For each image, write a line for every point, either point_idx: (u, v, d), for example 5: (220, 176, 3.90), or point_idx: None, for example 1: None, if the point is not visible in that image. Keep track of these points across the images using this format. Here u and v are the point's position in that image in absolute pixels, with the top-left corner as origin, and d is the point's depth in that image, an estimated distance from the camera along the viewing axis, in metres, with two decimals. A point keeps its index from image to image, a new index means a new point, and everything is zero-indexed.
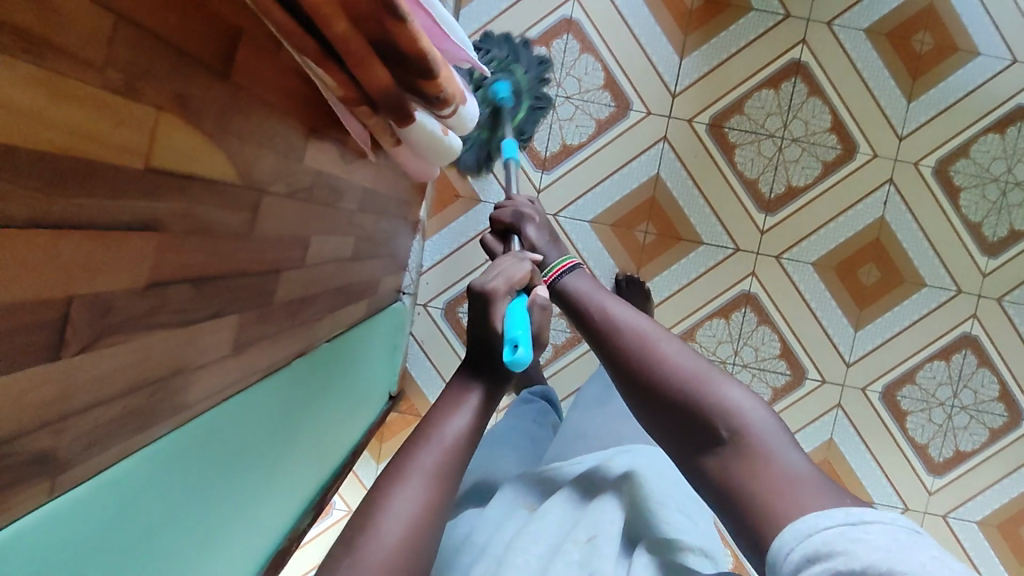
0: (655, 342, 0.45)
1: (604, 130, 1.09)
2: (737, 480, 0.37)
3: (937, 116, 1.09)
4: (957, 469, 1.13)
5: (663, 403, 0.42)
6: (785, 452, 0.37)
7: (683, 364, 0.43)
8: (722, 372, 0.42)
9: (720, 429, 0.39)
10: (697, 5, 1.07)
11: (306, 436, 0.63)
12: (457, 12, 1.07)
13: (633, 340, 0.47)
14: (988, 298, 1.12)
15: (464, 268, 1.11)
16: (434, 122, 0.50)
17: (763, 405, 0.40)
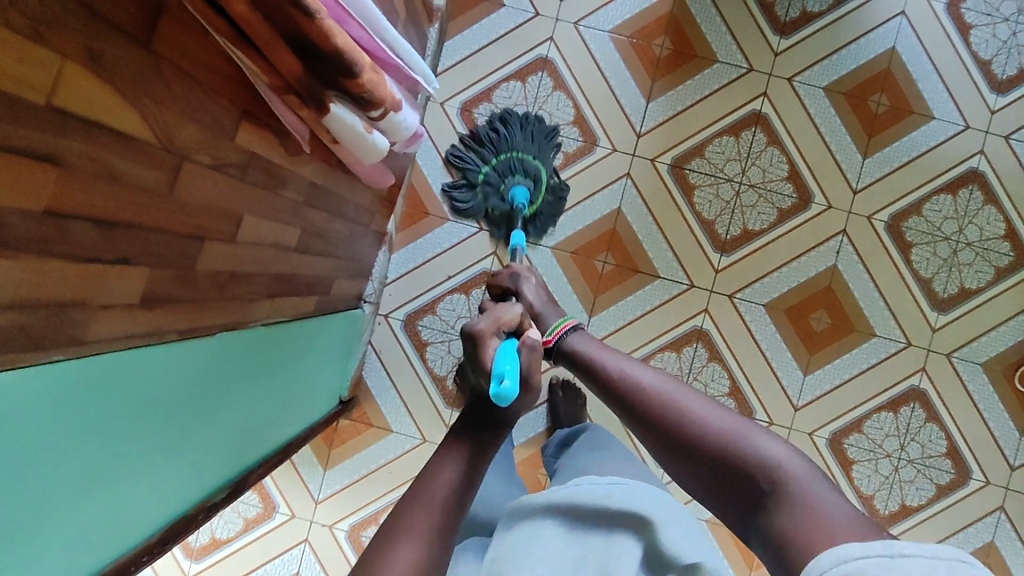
0: (686, 406, 0.55)
1: (571, 162, 1.14)
2: (784, 522, 0.45)
3: (890, 173, 1.14)
4: (903, 523, 1.13)
5: (707, 460, 0.51)
6: (819, 489, 0.46)
7: (715, 424, 0.53)
8: (749, 425, 0.52)
9: (764, 482, 0.48)
10: (665, 54, 1.14)
11: (231, 413, 0.66)
12: (441, 43, 1.14)
13: (665, 406, 0.56)
14: (937, 353, 1.13)
15: (427, 283, 1.15)
16: (360, 121, 0.55)
17: (795, 452, 0.49)
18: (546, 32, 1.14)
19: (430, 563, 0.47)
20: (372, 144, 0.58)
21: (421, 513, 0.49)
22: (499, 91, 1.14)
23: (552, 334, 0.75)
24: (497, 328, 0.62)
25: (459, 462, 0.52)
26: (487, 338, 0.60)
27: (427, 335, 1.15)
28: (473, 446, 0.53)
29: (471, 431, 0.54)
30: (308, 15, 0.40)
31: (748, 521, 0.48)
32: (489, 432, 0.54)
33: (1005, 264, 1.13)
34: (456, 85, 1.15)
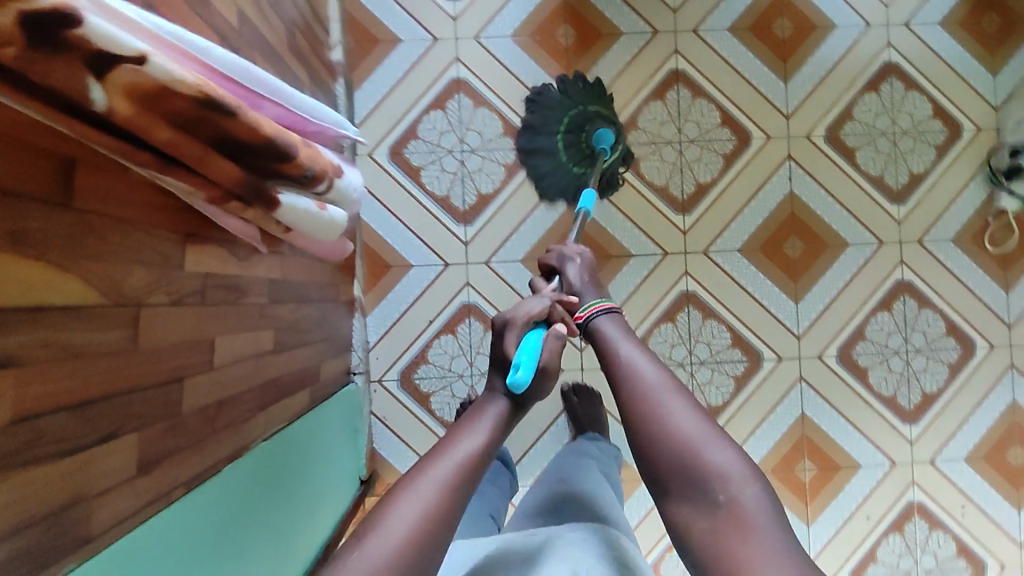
0: (669, 407, 0.57)
1: (514, 173, 1.13)
2: (724, 541, 0.50)
3: (814, 89, 1.16)
4: (930, 411, 1.15)
5: (673, 459, 0.55)
6: (767, 522, 0.50)
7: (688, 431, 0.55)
8: (714, 436, 0.55)
9: (721, 498, 0.52)
10: (571, 41, 1.14)
11: (263, 547, 0.61)
12: (350, 96, 1.11)
13: (646, 401, 0.58)
14: (910, 243, 1.16)
15: (410, 335, 1.11)
16: (310, 200, 0.51)
17: (754, 479, 0.53)
18: (450, 55, 1.13)
19: (443, 517, 0.48)
20: (331, 221, 0.54)
21: (437, 469, 0.50)
22: (422, 124, 1.12)
23: (583, 310, 0.73)
24: (526, 318, 0.65)
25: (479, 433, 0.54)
26: (515, 330, 0.64)
27: (426, 386, 1.12)
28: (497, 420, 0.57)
29: (500, 403, 0.59)
30: (226, 114, 0.38)
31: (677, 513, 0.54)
32: (510, 409, 0.59)
33: (942, 141, 1.17)
34: (378, 132, 1.12)
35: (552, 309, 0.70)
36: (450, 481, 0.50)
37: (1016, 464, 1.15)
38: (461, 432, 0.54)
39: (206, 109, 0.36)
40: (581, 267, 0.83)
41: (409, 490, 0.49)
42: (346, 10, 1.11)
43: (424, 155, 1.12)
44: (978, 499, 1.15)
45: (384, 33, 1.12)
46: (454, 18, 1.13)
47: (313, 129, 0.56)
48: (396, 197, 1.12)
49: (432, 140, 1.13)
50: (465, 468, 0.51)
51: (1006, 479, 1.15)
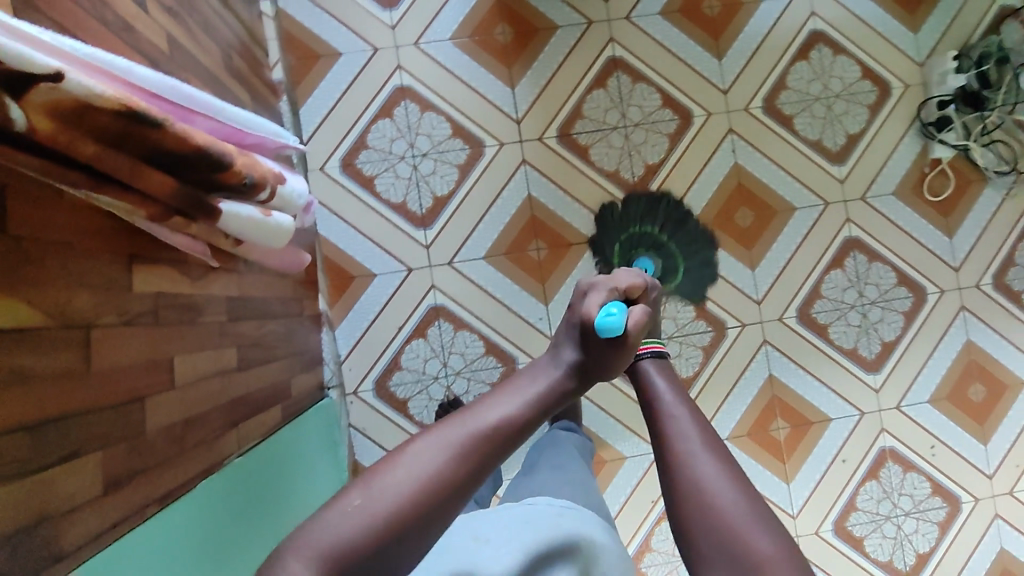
0: (722, 500, 0.43)
1: (467, 173, 1.15)
2: None
3: (747, 63, 1.20)
4: (891, 359, 1.19)
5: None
6: None
7: (744, 519, 0.41)
8: (779, 536, 0.41)
9: None
10: (509, 39, 1.16)
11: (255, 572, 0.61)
12: (296, 113, 1.12)
13: (686, 474, 0.44)
14: (854, 200, 1.20)
15: (380, 343, 1.12)
16: (254, 207, 0.53)
17: None
18: (391, 63, 1.14)
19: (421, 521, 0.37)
20: (279, 226, 0.55)
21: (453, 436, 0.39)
22: (372, 134, 1.13)
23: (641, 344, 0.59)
24: (616, 287, 0.54)
25: (516, 403, 0.42)
26: (606, 292, 0.52)
27: (402, 392, 1.13)
28: (558, 386, 0.45)
29: (564, 366, 0.47)
30: (151, 125, 0.39)
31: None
32: (577, 372, 0.47)
33: (874, 100, 1.21)
34: (328, 146, 1.13)
35: (643, 294, 0.57)
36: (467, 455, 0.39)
37: (978, 400, 1.20)
38: (512, 382, 0.45)
39: (129, 121, 0.38)
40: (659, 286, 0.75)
41: (409, 462, 0.38)
42: (283, 28, 1.12)
43: (376, 163, 1.13)
44: (945, 438, 1.19)
45: (324, 47, 1.13)
46: (392, 26, 1.14)
47: (249, 139, 0.58)
48: (353, 209, 1.12)
49: (383, 149, 1.14)
50: (490, 441, 0.40)
51: (969, 415, 1.20)
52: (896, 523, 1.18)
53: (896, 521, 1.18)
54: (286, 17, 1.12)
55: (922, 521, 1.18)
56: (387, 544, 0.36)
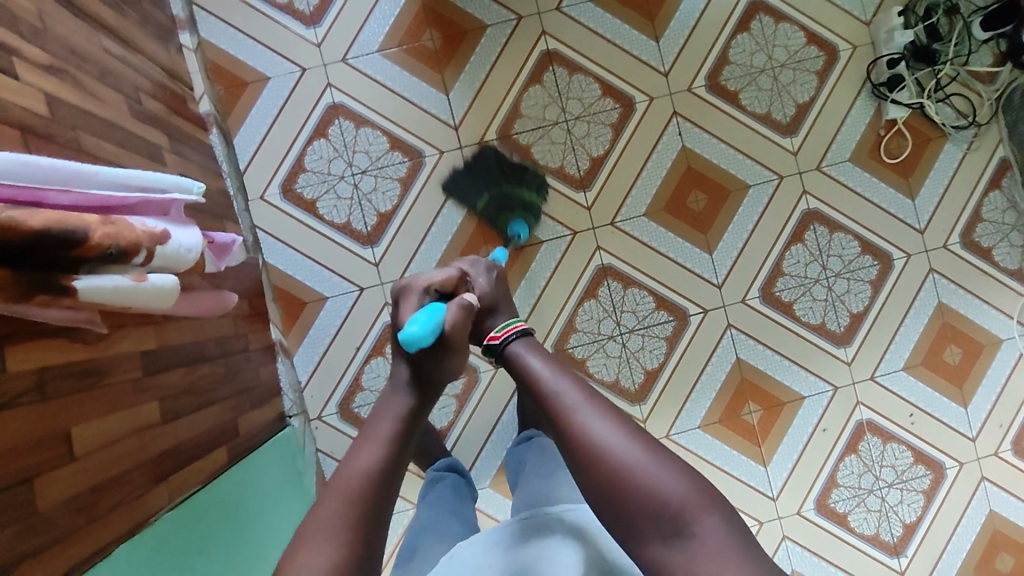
0: (589, 426, 0.53)
1: (409, 186, 1.12)
2: (675, 566, 0.47)
3: (686, 41, 1.16)
4: (861, 331, 1.17)
5: (606, 481, 0.50)
6: (736, 544, 0.47)
7: (634, 456, 0.50)
8: (662, 457, 0.50)
9: (680, 525, 0.48)
10: (439, 45, 1.13)
11: None
12: (229, 144, 1.09)
13: (579, 434, 0.53)
14: (809, 171, 1.17)
15: (341, 363, 1.11)
16: (126, 274, 0.50)
17: (706, 500, 0.49)
18: (321, 82, 1.11)
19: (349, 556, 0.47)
20: (158, 289, 0.53)
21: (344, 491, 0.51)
22: (308, 156, 1.11)
23: (497, 332, 0.68)
24: (429, 286, 0.72)
25: (379, 447, 0.56)
26: (415, 296, 0.70)
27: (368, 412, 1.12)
28: (406, 410, 0.60)
29: (405, 391, 0.62)
30: None
31: (646, 549, 0.49)
32: (418, 399, 0.62)
33: (821, 66, 1.17)
34: (266, 173, 1.10)
35: (462, 282, 0.74)
36: (363, 495, 0.51)
37: (954, 362, 1.18)
38: (366, 433, 0.58)
39: None
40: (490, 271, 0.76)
41: (324, 519, 0.49)
42: (206, 59, 1.09)
43: (317, 186, 1.11)
44: (923, 405, 1.17)
45: (251, 73, 1.11)
46: (318, 44, 1.11)
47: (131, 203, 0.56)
48: (297, 234, 1.10)
49: (321, 170, 1.11)
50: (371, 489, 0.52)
51: (945, 379, 1.18)
52: (879, 495, 1.16)
53: (879, 493, 1.16)
54: (209, 47, 1.10)
55: (906, 491, 1.16)
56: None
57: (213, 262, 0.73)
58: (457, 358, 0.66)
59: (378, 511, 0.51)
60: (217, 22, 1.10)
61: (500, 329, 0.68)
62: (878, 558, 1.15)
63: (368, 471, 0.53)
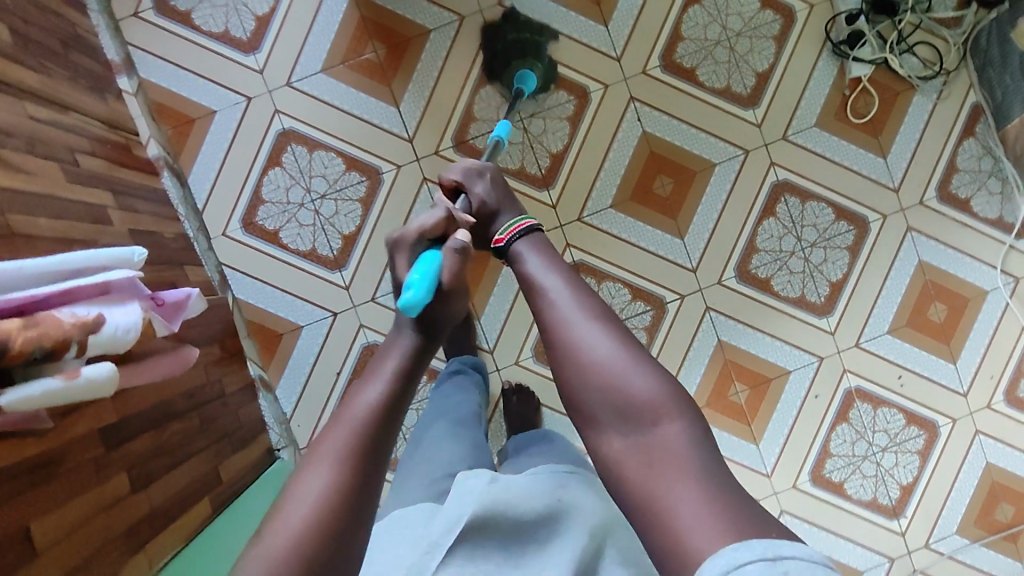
0: (580, 333, 0.55)
1: (370, 206, 1.11)
2: (631, 462, 0.49)
3: (636, 22, 1.12)
4: (841, 299, 1.15)
5: (586, 380, 0.53)
6: (699, 453, 0.48)
7: (612, 359, 0.53)
8: (641, 363, 0.52)
9: (642, 425, 0.49)
10: (382, 55, 1.10)
11: None
12: (184, 184, 1.08)
13: (568, 338, 0.55)
14: (775, 142, 1.14)
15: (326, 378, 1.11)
16: (54, 376, 0.53)
17: (676, 410, 0.50)
18: (268, 109, 1.09)
19: (352, 480, 0.50)
20: (92, 381, 0.55)
21: (347, 419, 0.54)
22: (265, 187, 1.10)
23: (503, 233, 0.73)
24: (419, 233, 0.74)
25: (383, 384, 0.58)
26: (408, 251, 0.73)
27: None
28: (410, 348, 0.64)
29: (409, 332, 0.66)
30: None
31: (610, 445, 0.51)
32: (421, 338, 0.66)
33: (779, 30, 1.13)
34: (225, 209, 1.10)
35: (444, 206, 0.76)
36: (366, 425, 0.54)
37: (939, 319, 1.16)
38: (376, 366, 0.61)
39: None
40: (483, 180, 0.80)
41: (327, 446, 0.52)
42: (149, 100, 1.07)
43: (277, 216, 1.10)
44: (911, 365, 1.16)
45: (196, 109, 1.09)
46: (260, 70, 1.09)
47: (71, 291, 0.58)
48: (264, 267, 1.10)
49: (280, 200, 1.10)
50: (370, 417, 0.54)
51: (931, 337, 1.16)
52: (874, 460, 1.17)
53: (873, 458, 1.16)
54: (150, 87, 1.07)
55: (901, 453, 1.17)
56: (339, 518, 0.48)
57: (162, 326, 0.73)
58: (454, 302, 0.71)
59: (381, 441, 0.54)
60: (154, 60, 1.07)
61: (506, 231, 0.72)
62: (878, 521, 1.16)
63: (372, 404, 0.55)
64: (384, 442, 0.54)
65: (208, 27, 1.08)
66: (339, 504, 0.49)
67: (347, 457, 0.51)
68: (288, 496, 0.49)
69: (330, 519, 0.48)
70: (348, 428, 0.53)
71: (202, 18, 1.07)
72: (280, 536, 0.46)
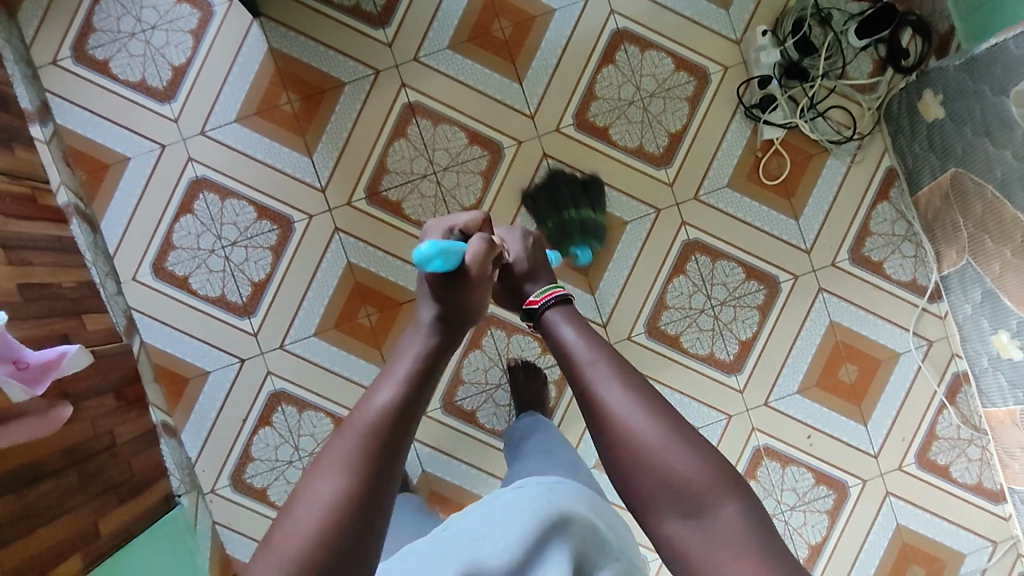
0: (619, 411, 0.57)
1: (281, 253, 1.11)
2: (690, 538, 0.52)
3: (551, 79, 1.14)
4: (751, 357, 1.15)
5: (634, 459, 0.55)
6: (755, 534, 0.50)
7: (659, 440, 0.55)
8: (689, 443, 0.55)
9: (695, 503, 0.52)
10: (298, 107, 1.11)
11: None
12: (94, 228, 1.09)
13: (608, 414, 0.58)
14: (686, 202, 1.15)
15: (233, 422, 1.10)
16: None
17: (723, 484, 0.53)
18: (182, 156, 1.10)
19: (360, 483, 0.47)
20: None
21: (355, 428, 0.50)
22: (176, 233, 1.10)
23: (538, 297, 0.75)
24: (454, 227, 0.76)
25: (403, 384, 0.55)
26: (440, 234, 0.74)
27: (260, 482, 1.10)
28: (429, 345, 0.61)
29: (427, 329, 0.63)
30: None
31: (664, 521, 0.54)
32: (439, 333, 0.63)
33: (692, 91, 1.15)
34: (135, 254, 1.10)
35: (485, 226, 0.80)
36: (381, 430, 0.50)
37: (851, 380, 1.16)
38: (394, 361, 0.59)
39: None
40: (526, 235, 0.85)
41: (340, 451, 0.48)
42: (64, 146, 1.09)
43: (187, 262, 1.10)
44: (820, 425, 1.16)
45: (111, 155, 1.10)
46: (175, 118, 1.10)
47: None
48: (173, 312, 1.10)
49: (190, 245, 1.11)
50: (381, 422, 0.50)
51: (842, 398, 1.16)
52: (782, 519, 1.16)
53: (782, 516, 1.15)
54: (66, 133, 1.09)
55: (810, 513, 1.16)
56: (348, 531, 0.45)
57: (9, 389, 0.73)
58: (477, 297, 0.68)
59: (396, 444, 0.50)
60: (72, 107, 1.09)
61: (541, 295, 0.75)
62: None
63: (384, 409, 0.51)
64: (399, 446, 0.50)
65: (126, 75, 1.09)
66: (354, 512, 0.45)
67: (361, 460, 0.48)
68: (293, 506, 0.46)
69: (336, 522, 0.45)
70: (364, 429, 0.50)
71: (121, 67, 1.09)
72: (294, 537, 0.44)
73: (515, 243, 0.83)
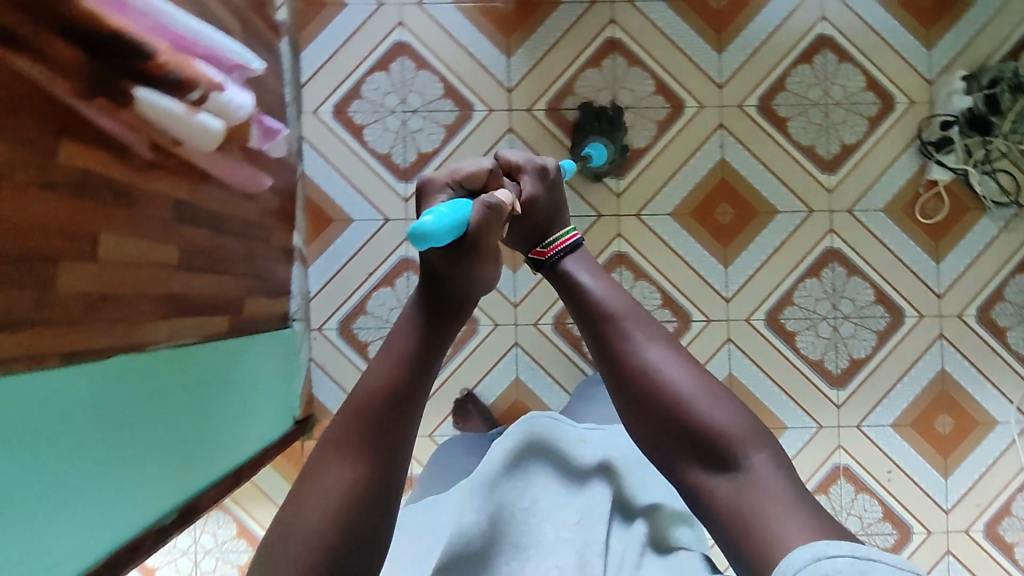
0: (650, 357, 0.52)
1: (454, 133, 1.15)
2: (719, 495, 0.47)
3: (749, 58, 1.18)
4: (857, 376, 1.17)
5: (659, 420, 0.50)
6: (785, 485, 0.46)
7: (692, 389, 0.49)
8: (719, 395, 0.50)
9: (726, 460, 0.48)
10: (512, 9, 1.16)
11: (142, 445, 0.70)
12: (297, 55, 1.14)
13: (637, 360, 0.52)
14: (840, 212, 1.18)
15: (359, 271, 1.13)
16: (180, 103, 0.74)
17: (755, 432, 0.48)
18: (393, 18, 1.15)
19: (371, 469, 0.43)
20: (200, 123, 0.76)
21: (361, 414, 0.44)
22: (366, 85, 1.15)
23: (544, 247, 0.64)
24: (452, 180, 0.55)
25: (401, 359, 0.47)
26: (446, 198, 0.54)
27: (365, 336, 1.13)
28: (420, 319, 0.50)
29: (422, 299, 0.51)
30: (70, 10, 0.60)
31: (688, 475, 0.49)
32: (438, 308, 0.50)
33: (875, 113, 1.18)
34: (323, 91, 1.15)
35: (496, 174, 0.57)
36: (386, 405, 0.45)
37: (945, 432, 1.17)
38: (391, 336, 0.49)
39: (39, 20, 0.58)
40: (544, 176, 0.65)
41: (336, 434, 0.44)
42: None
43: (367, 114, 1.15)
44: (903, 464, 1.16)
45: None
46: None
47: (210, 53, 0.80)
48: (339, 154, 1.14)
49: (375, 100, 1.15)
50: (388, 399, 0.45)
51: (930, 445, 1.16)
52: None
53: None
54: None
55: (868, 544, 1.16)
56: (363, 527, 0.42)
57: (239, 108, 0.83)
58: (485, 265, 0.52)
59: (403, 422, 0.45)
60: None
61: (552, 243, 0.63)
62: None
63: (385, 387, 0.45)
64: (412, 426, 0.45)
65: None
66: (371, 499, 0.42)
67: (367, 446, 0.43)
68: (300, 494, 0.42)
69: (349, 515, 0.41)
70: (369, 412, 0.44)
71: None
72: (297, 544, 0.39)
73: (531, 187, 0.63)
